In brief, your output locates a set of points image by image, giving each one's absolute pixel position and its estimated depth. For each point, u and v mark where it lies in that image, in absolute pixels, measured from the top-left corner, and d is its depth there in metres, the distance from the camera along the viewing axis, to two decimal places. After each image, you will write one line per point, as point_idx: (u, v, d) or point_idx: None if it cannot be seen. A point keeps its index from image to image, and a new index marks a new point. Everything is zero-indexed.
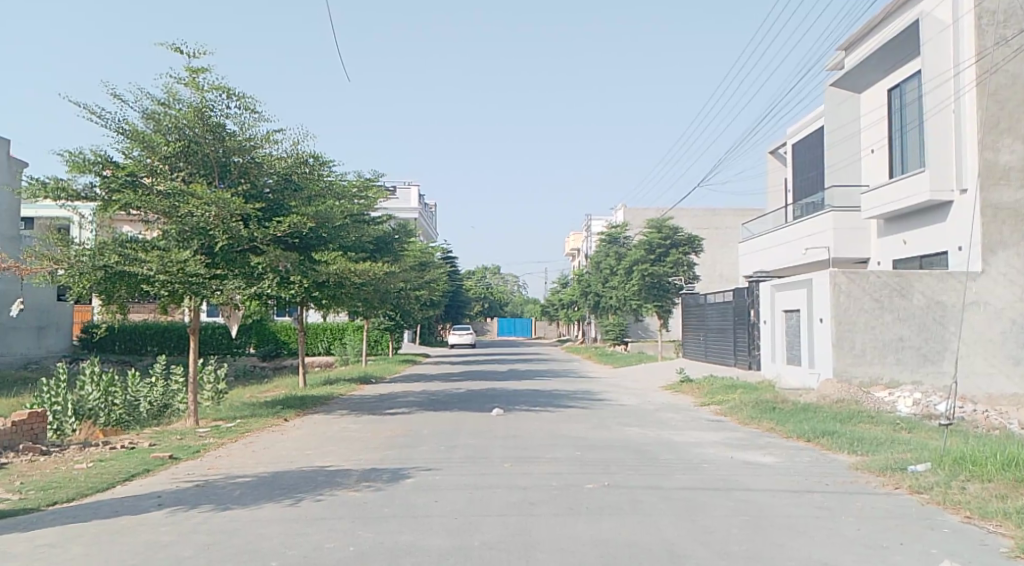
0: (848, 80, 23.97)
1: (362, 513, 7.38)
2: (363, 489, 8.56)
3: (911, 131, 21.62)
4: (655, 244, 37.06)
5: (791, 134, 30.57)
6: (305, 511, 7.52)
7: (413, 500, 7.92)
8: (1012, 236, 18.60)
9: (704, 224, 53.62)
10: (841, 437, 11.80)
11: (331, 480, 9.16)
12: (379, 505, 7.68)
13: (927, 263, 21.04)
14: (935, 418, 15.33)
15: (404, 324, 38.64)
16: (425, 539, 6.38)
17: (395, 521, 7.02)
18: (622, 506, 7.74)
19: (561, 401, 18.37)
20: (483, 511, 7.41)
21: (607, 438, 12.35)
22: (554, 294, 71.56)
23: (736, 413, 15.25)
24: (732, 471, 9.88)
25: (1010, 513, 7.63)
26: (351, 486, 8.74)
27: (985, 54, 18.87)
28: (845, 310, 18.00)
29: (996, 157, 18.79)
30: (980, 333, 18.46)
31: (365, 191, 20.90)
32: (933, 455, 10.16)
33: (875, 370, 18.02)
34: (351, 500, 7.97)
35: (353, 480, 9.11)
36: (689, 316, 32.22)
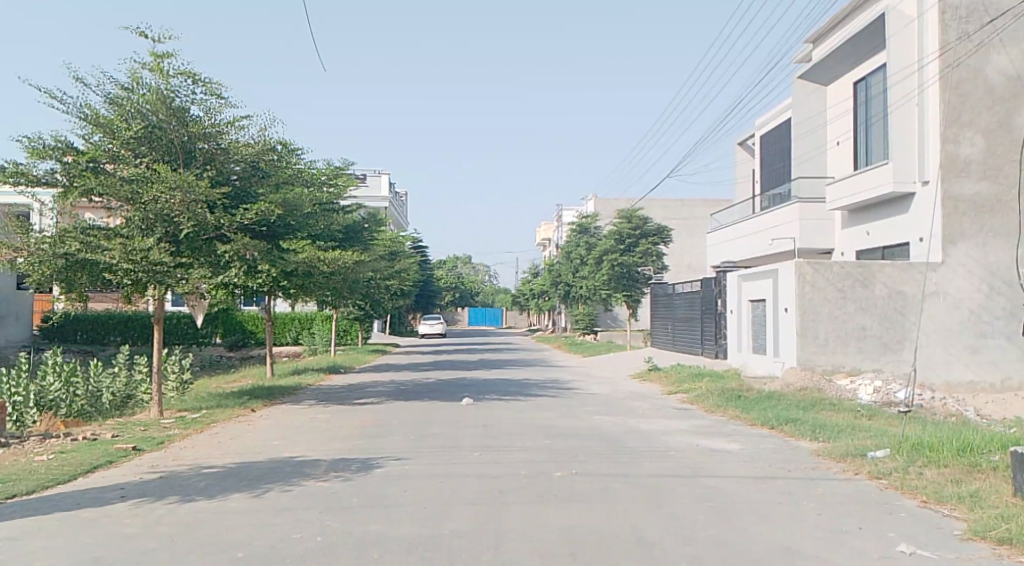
0: (815, 72, 24.19)
1: (330, 503, 7.37)
2: (331, 479, 8.53)
3: (875, 124, 21.92)
4: (624, 235, 37.27)
5: (759, 126, 30.78)
6: (270, 501, 7.49)
7: (381, 490, 7.92)
8: (971, 228, 18.96)
9: (672, 215, 54.13)
10: (804, 424, 11.97)
11: (298, 471, 9.12)
12: (347, 495, 7.69)
13: (890, 254, 21.36)
14: (896, 405, 15.67)
15: (374, 314, 38.42)
16: (394, 529, 6.40)
17: (362, 511, 7.03)
18: (590, 493, 7.84)
19: (530, 391, 18.42)
20: (451, 500, 7.44)
21: (575, 427, 12.42)
22: (525, 284, 71.78)
23: (702, 402, 15.41)
24: (698, 458, 10.01)
25: (964, 498, 7.85)
26: (319, 476, 8.70)
27: (948, 48, 19.13)
28: (810, 300, 18.28)
29: (956, 150, 19.10)
30: (941, 322, 18.79)
31: (334, 179, 20.67)
32: (893, 442, 10.36)
33: (838, 359, 18.35)
34: (319, 490, 7.96)
35: (321, 471, 9.08)
36: (657, 306, 32.45)
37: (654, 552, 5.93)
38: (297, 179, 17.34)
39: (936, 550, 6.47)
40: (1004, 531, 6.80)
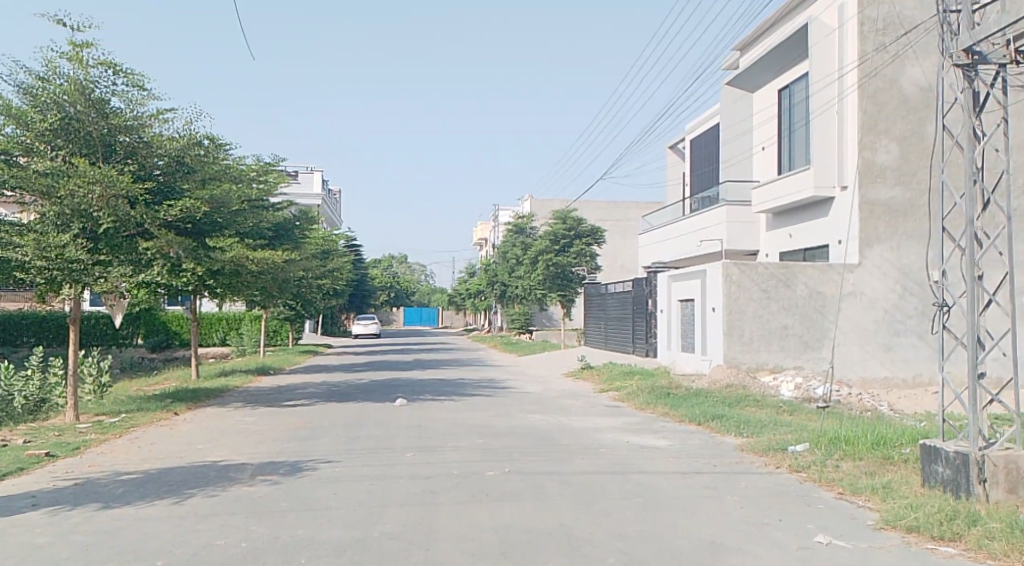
0: (742, 79, 24.86)
1: (256, 507, 7.30)
2: (257, 483, 8.44)
3: (798, 131, 22.66)
4: (559, 235, 37.65)
5: (689, 131, 31.49)
6: (193, 507, 7.39)
7: (309, 493, 7.88)
8: (886, 231, 19.79)
9: (606, 216, 54.85)
10: (729, 420, 12.32)
11: (223, 475, 8.99)
12: (273, 499, 7.62)
13: (811, 256, 22.10)
14: (815, 401, 16.29)
15: (305, 314, 37.94)
16: (322, 532, 6.39)
17: (290, 514, 6.99)
18: (521, 491, 7.95)
19: (463, 391, 18.46)
20: (381, 502, 7.45)
21: (506, 426, 12.54)
22: (460, 283, 71.78)
23: (633, 400, 15.70)
24: (627, 455, 10.23)
25: (877, 489, 8.25)
26: (245, 481, 8.60)
27: (866, 59, 19.91)
28: (735, 300, 18.86)
29: (873, 156, 19.89)
30: (858, 321, 19.56)
31: (265, 175, 20.37)
32: (813, 436, 10.76)
33: (761, 357, 18.98)
34: (245, 494, 7.88)
35: (247, 475, 8.97)
36: (590, 306, 32.88)
37: (585, 548, 6.07)
38: (225, 176, 17.02)
39: (850, 540, 6.79)
40: (913, 520, 7.20)
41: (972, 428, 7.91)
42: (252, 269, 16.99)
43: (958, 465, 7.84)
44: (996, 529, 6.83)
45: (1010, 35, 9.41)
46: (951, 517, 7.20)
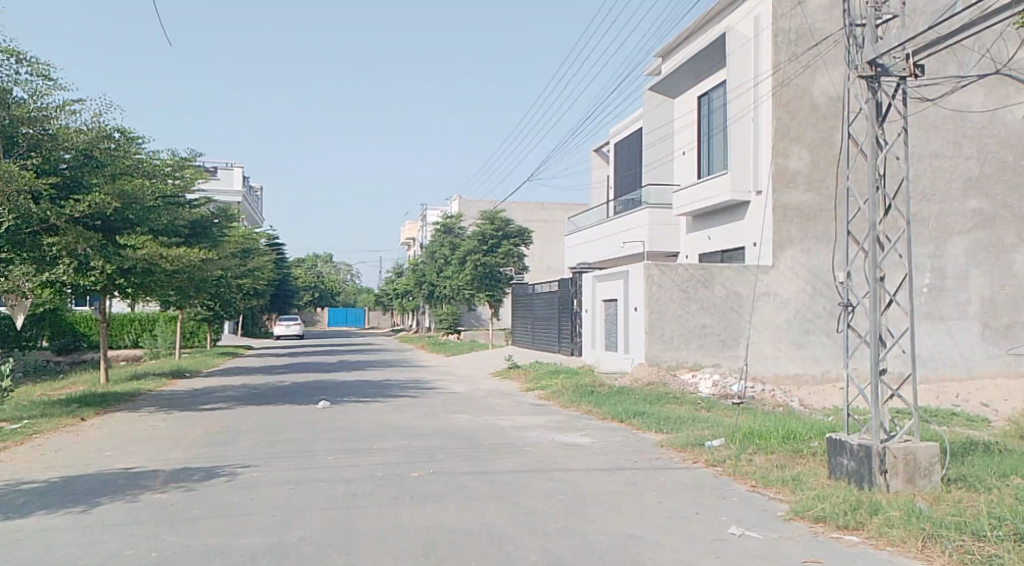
0: (663, 85, 25.49)
1: (169, 515, 7.21)
2: (170, 490, 8.31)
3: (717, 136, 23.38)
4: (487, 235, 37.84)
5: (613, 134, 32.08)
6: (102, 516, 7.24)
7: (224, 499, 7.80)
8: (798, 234, 20.62)
9: (534, 216, 55.26)
10: (650, 417, 12.69)
11: (134, 483, 8.81)
12: (187, 506, 7.53)
13: (727, 257, 22.83)
14: (730, 397, 16.86)
15: (224, 314, 37.15)
16: (239, 539, 6.36)
17: (204, 522, 6.93)
18: (444, 492, 8.04)
19: (389, 392, 18.43)
20: (302, 506, 7.45)
21: (431, 427, 12.61)
22: (387, 283, 71.24)
23: (558, 398, 15.98)
24: (551, 453, 10.43)
25: (787, 481, 8.65)
26: (157, 488, 8.45)
27: (779, 69, 20.69)
28: (656, 300, 19.41)
29: (786, 163, 20.69)
30: (773, 320, 20.32)
31: (180, 171, 19.32)
32: (728, 431, 11.18)
33: (681, 355, 19.55)
34: (157, 502, 7.75)
35: (159, 482, 8.81)
36: (517, 306, 33.16)
37: (507, 546, 6.22)
38: (135, 169, 16.60)
39: (761, 531, 7.13)
40: (819, 510, 7.59)
41: (874, 422, 8.38)
42: (166, 268, 16.60)
43: (861, 457, 8.29)
44: (895, 517, 7.27)
45: (909, 50, 10.00)
46: (854, 506, 7.63)
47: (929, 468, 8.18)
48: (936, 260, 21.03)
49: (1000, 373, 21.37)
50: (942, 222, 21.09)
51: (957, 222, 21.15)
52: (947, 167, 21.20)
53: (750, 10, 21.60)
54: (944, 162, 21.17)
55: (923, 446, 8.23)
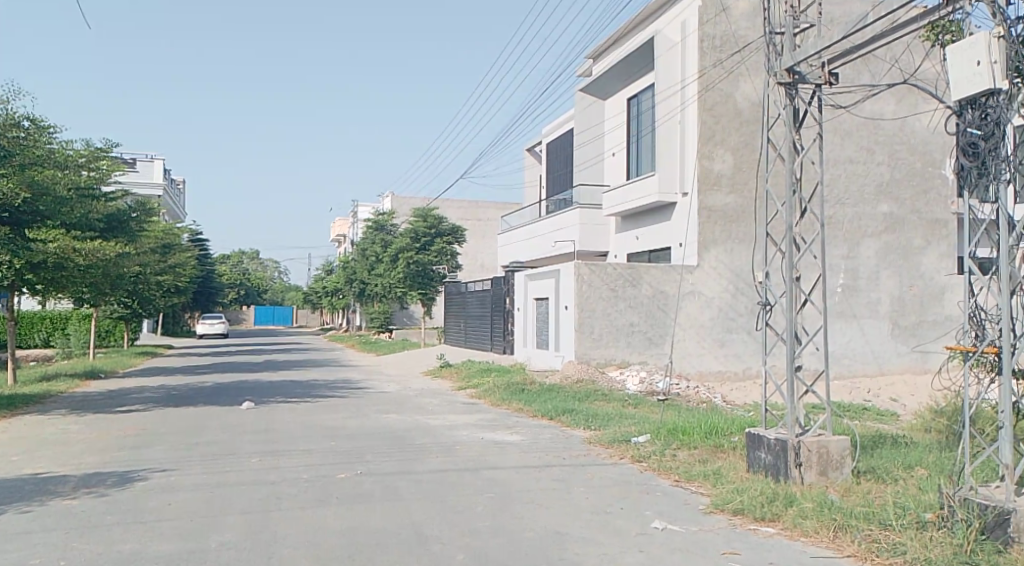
0: (593, 86, 25.82)
1: (80, 523, 7.01)
2: (82, 497, 8.07)
3: (644, 138, 23.82)
4: (419, 233, 37.72)
5: (545, 134, 32.35)
6: (7, 525, 6.99)
7: (140, 505, 7.63)
8: (722, 235, 21.18)
9: (467, 214, 55.25)
10: (579, 414, 12.89)
11: (43, 489, 8.52)
12: (99, 513, 7.33)
13: (654, 257, 23.28)
14: (656, 393, 17.23)
15: (143, 312, 36.10)
16: (155, 545, 6.24)
17: (119, 529, 6.77)
18: (371, 493, 8.03)
19: (317, 392, 18.24)
20: (222, 510, 7.34)
21: (358, 427, 12.55)
22: (317, 281, 70.24)
23: (488, 397, 16.08)
24: (480, 452, 10.50)
25: (708, 475, 8.91)
26: (67, 494, 8.20)
27: (705, 73, 21.19)
28: (586, 298, 19.71)
29: (711, 165, 21.22)
30: (698, 319, 20.84)
31: (95, 162, 18.67)
32: (652, 428, 11.45)
33: (609, 353, 19.88)
34: (68, 509, 7.52)
35: (70, 488, 8.54)
36: (450, 304, 33.13)
37: (433, 546, 6.26)
38: (45, 159, 16.04)
39: (682, 524, 7.34)
40: (738, 503, 7.86)
41: (790, 417, 8.71)
42: (78, 262, 16.07)
43: (778, 451, 8.61)
44: (808, 508, 7.58)
45: (825, 58, 10.31)
46: (771, 499, 7.92)
47: (840, 460, 8.55)
48: (851, 261, 21.90)
49: (909, 369, 22.40)
50: (856, 225, 21.95)
51: (871, 225, 22.05)
52: (861, 172, 22.08)
53: (677, 15, 22.06)
54: (858, 167, 22.06)
55: (835, 439, 8.59)
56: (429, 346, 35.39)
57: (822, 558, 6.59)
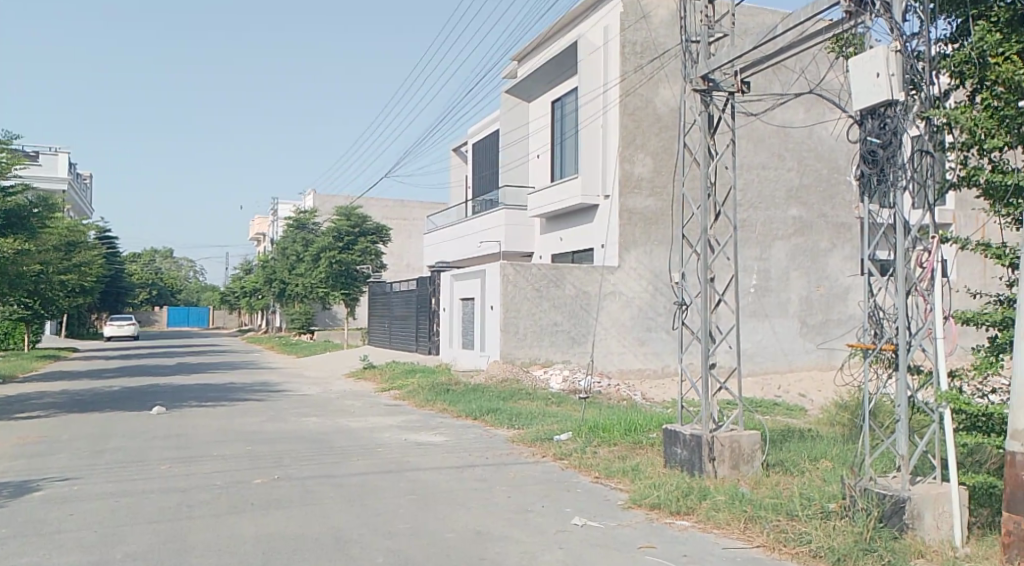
0: (517, 88, 26.01)
1: None
2: None
3: (568, 141, 24.13)
4: (343, 232, 37.33)
5: (470, 134, 32.41)
6: None
7: (42, 516, 7.38)
8: (642, 237, 21.65)
9: (392, 213, 54.86)
10: (503, 414, 13.01)
11: None
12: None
13: (579, 258, 23.60)
14: (578, 392, 17.52)
15: (46, 312, 34.61)
16: (59, 558, 6.07)
17: (19, 542, 6.54)
18: (288, 498, 7.96)
19: (233, 395, 17.87)
20: (129, 520, 7.16)
21: (276, 431, 12.38)
22: (235, 280, 68.58)
23: (411, 397, 16.08)
24: (402, 453, 10.51)
25: (627, 471, 9.15)
26: None
27: (626, 78, 21.60)
28: (510, 298, 19.91)
29: (631, 169, 21.66)
30: (619, 319, 21.27)
31: None
32: (573, 426, 11.67)
33: (533, 352, 20.12)
34: None
35: None
36: (374, 304, 32.86)
37: (350, 550, 6.26)
38: None
39: (602, 520, 7.53)
40: (655, 497, 8.09)
41: (705, 414, 9.01)
42: None
43: (693, 446, 8.91)
44: (721, 501, 7.88)
45: (738, 67, 10.75)
46: (686, 492, 8.19)
47: (751, 454, 8.90)
48: (764, 262, 22.70)
49: (817, 366, 23.40)
50: (768, 228, 22.77)
51: (781, 228, 22.90)
52: (773, 176, 22.90)
53: (598, 20, 22.47)
54: (770, 172, 22.86)
55: (746, 434, 8.93)
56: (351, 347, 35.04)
57: (733, 548, 6.86)
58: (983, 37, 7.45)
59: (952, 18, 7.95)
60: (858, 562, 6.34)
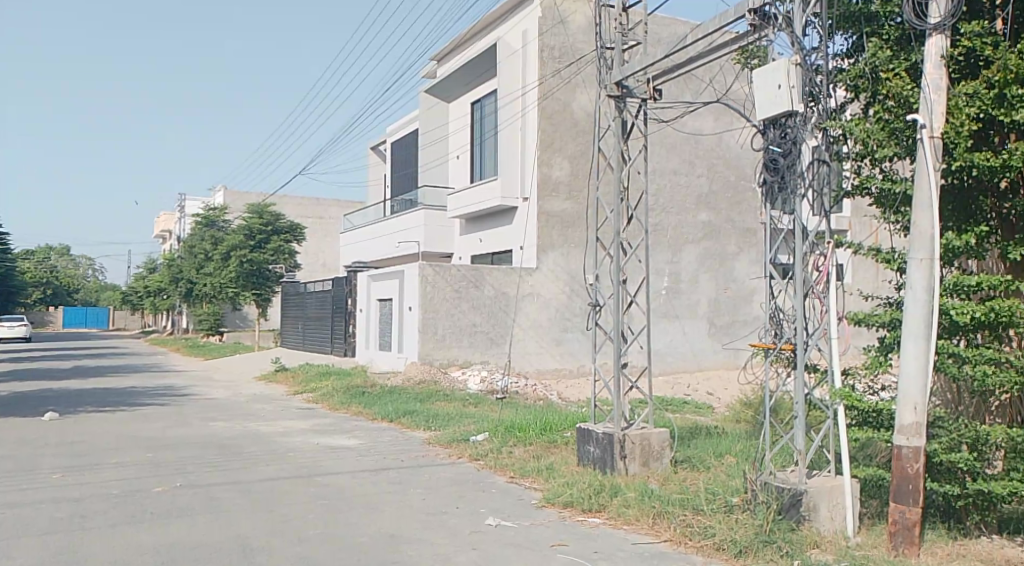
0: (437, 89, 25.98)
1: None
2: None
3: (487, 142, 24.25)
4: (255, 230, 36.65)
5: (389, 133, 32.19)
6: None
7: None
8: (560, 239, 21.96)
9: (307, 212, 54.01)
10: (419, 416, 13.01)
11: None
12: None
13: (499, 259, 23.70)
14: (495, 392, 17.66)
15: None
16: None
17: None
18: (193, 506, 7.80)
19: (136, 399, 17.29)
20: (21, 533, 6.89)
21: (181, 437, 12.06)
22: (139, 279, 66.15)
23: (326, 400, 15.89)
24: (315, 458, 10.40)
25: (542, 470, 9.30)
26: None
27: (544, 82, 21.86)
28: (428, 299, 19.92)
29: (549, 172, 21.94)
30: (536, 320, 21.50)
31: None
32: (490, 426, 11.78)
33: (451, 353, 20.17)
34: None
35: None
36: (287, 305, 32.28)
37: (256, 558, 6.19)
38: None
39: (515, 520, 7.63)
40: (568, 496, 8.25)
41: (617, 412, 9.23)
42: None
43: (605, 445, 9.12)
44: (631, 498, 8.10)
45: (650, 75, 11.07)
46: (598, 490, 8.38)
47: (661, 451, 9.17)
48: (676, 265, 23.33)
49: (725, 366, 24.22)
50: (679, 232, 23.43)
51: (691, 233, 23.59)
52: (685, 182, 23.56)
53: (517, 23, 22.70)
54: (682, 178, 23.53)
55: (656, 432, 9.21)
56: (262, 349, 34.32)
57: (642, 543, 7.06)
58: (874, 54, 7.86)
59: (848, 35, 8.37)
60: (758, 553, 6.63)
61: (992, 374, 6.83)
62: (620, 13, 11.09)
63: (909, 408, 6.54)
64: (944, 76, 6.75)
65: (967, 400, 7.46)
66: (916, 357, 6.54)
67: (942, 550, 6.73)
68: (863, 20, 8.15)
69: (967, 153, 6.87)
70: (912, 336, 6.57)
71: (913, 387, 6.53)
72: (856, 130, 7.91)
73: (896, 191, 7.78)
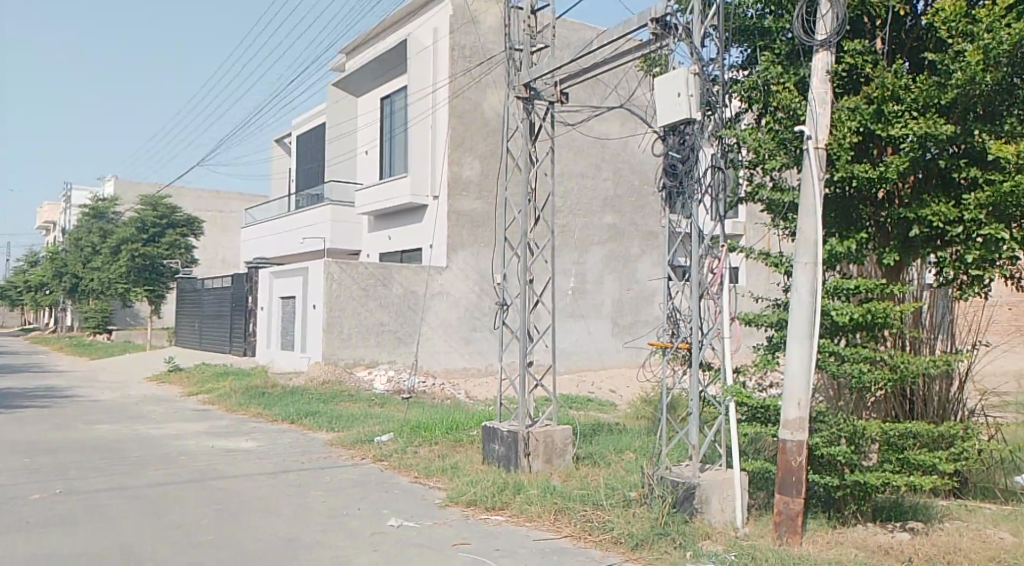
0: (345, 83, 25.65)
1: None
2: None
3: (397, 138, 24.10)
4: (148, 223, 35.33)
5: (295, 126, 31.58)
6: None
7: None
8: (470, 238, 22.06)
9: (206, 206, 52.41)
10: (321, 417, 12.87)
11: None
12: None
13: (407, 257, 23.53)
14: (401, 392, 17.64)
15: None
16: None
17: None
18: (78, 514, 7.52)
19: (17, 401, 16.43)
20: None
21: (66, 440, 11.56)
22: (20, 273, 62.64)
23: (224, 401, 15.52)
24: (211, 461, 10.16)
25: (446, 470, 9.36)
26: None
27: (454, 80, 21.90)
28: (334, 298, 19.69)
29: (459, 171, 22.01)
30: (445, 319, 21.53)
31: None
32: (394, 426, 11.77)
33: (357, 353, 20.01)
34: None
35: None
36: (183, 302, 31.22)
37: None
38: None
39: (417, 520, 7.68)
40: (471, 494, 8.33)
41: (521, 410, 9.37)
42: None
43: (510, 442, 9.25)
44: (533, 495, 8.25)
45: (557, 78, 11.25)
46: (501, 488, 8.50)
47: (563, 448, 9.38)
48: (583, 266, 23.79)
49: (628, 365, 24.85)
50: (586, 234, 23.88)
51: (597, 235, 24.07)
52: (592, 184, 24.04)
53: (428, 20, 22.63)
54: (589, 180, 24.00)
55: (559, 429, 9.41)
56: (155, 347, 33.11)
57: (543, 539, 7.21)
58: (767, 68, 8.25)
59: (743, 48, 8.75)
60: (653, 546, 6.87)
61: (868, 372, 7.31)
62: (528, 16, 11.24)
63: (793, 404, 6.91)
64: (828, 91, 7.11)
65: (846, 393, 8.04)
66: (800, 356, 6.90)
67: (822, 538, 7.14)
68: (757, 35, 8.54)
69: (848, 164, 7.27)
70: (797, 335, 6.94)
71: (797, 383, 6.90)
72: (749, 139, 8.28)
73: (785, 200, 8.21)
